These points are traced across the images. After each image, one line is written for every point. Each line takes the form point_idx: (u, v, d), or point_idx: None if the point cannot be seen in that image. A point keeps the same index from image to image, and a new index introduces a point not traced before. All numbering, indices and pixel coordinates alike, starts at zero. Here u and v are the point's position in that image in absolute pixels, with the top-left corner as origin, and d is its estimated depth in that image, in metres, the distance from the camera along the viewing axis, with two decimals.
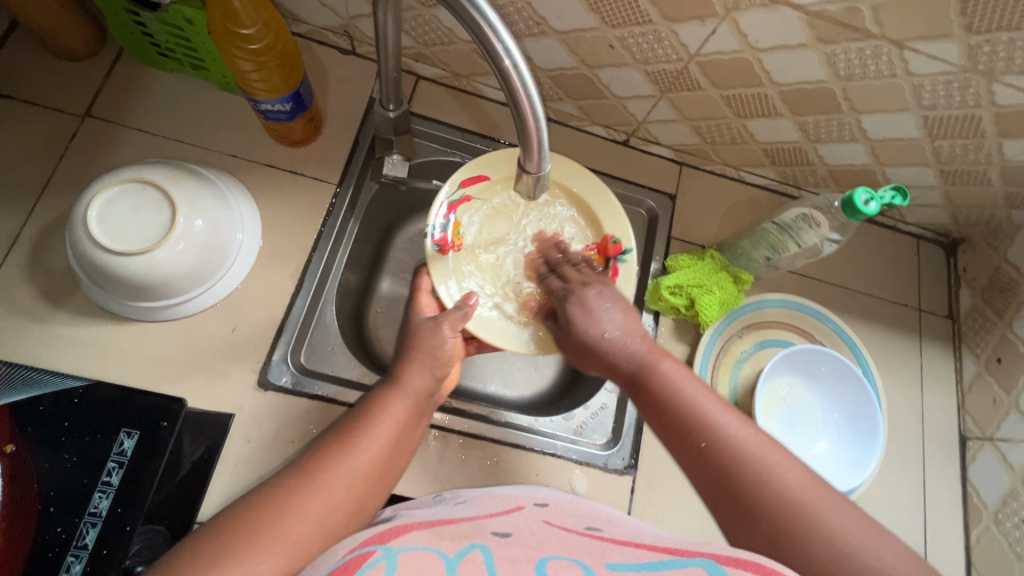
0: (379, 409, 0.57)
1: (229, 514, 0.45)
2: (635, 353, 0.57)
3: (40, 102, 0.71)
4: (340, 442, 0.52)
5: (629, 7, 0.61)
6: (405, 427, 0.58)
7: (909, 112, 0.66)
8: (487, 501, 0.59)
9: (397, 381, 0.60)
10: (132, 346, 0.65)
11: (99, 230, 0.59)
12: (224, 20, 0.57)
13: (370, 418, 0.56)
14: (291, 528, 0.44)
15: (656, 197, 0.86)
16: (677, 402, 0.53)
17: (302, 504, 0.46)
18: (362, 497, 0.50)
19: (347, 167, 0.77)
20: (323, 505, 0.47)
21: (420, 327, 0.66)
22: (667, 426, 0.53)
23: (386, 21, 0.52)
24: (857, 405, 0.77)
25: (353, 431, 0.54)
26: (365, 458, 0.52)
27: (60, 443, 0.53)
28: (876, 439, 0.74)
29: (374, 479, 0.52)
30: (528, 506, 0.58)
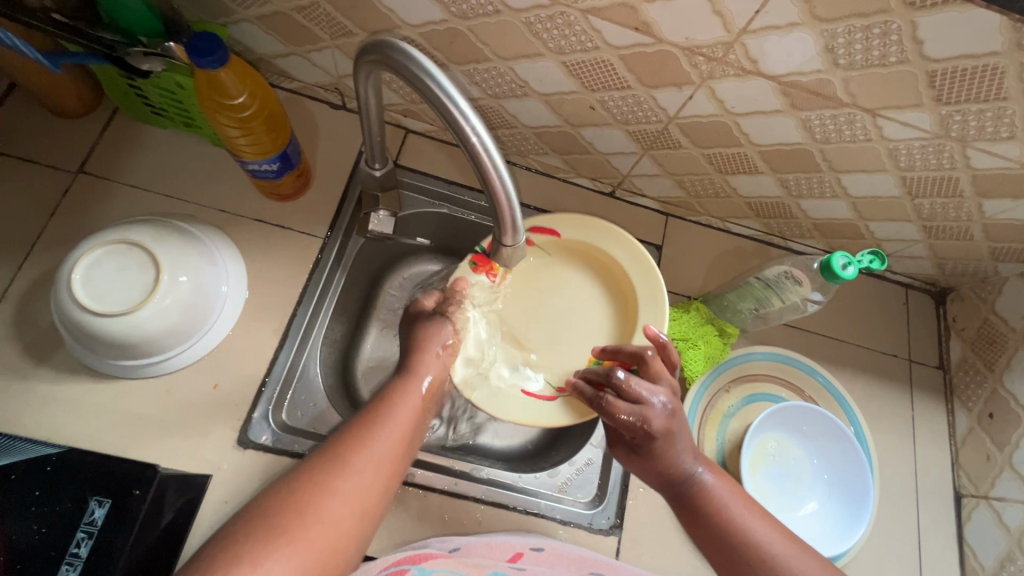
0: (399, 397, 0.56)
1: (258, 504, 0.44)
2: (693, 474, 0.60)
3: (33, 159, 0.72)
4: (365, 425, 0.52)
5: (607, 74, 0.63)
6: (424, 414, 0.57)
7: (887, 172, 0.67)
8: (485, 549, 0.62)
9: (411, 370, 0.60)
10: (112, 403, 0.65)
11: (83, 292, 0.60)
12: (212, 92, 0.59)
13: (393, 403, 0.55)
14: (334, 512, 0.45)
15: (642, 248, 0.86)
16: (724, 521, 0.57)
17: (339, 488, 0.46)
18: (392, 476, 0.50)
19: (335, 220, 0.78)
20: (357, 488, 0.47)
21: (422, 326, 0.65)
22: (713, 543, 0.58)
23: (367, 92, 0.53)
24: (848, 465, 0.76)
25: (380, 413, 0.53)
26: (393, 442, 0.51)
27: (28, 513, 0.54)
28: (866, 501, 0.73)
29: (401, 457, 0.52)
30: (526, 554, 0.61)
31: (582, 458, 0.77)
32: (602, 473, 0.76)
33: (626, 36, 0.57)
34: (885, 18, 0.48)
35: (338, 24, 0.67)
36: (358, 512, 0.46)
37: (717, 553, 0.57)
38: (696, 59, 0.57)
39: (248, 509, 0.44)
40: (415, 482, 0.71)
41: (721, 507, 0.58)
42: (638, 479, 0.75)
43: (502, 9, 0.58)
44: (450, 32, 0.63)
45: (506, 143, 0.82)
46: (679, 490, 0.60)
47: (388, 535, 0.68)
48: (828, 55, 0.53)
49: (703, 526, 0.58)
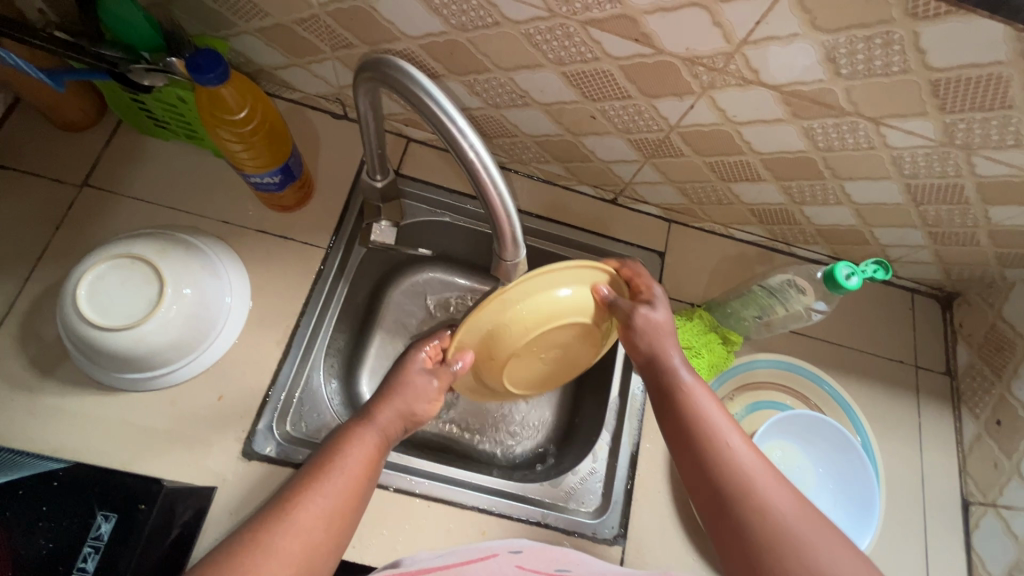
0: (350, 446, 0.57)
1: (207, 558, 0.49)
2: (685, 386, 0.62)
3: (39, 172, 0.73)
4: (308, 483, 0.54)
5: (607, 83, 0.63)
6: (376, 468, 0.58)
7: (892, 179, 0.67)
8: (463, 551, 0.64)
9: (367, 416, 0.60)
10: (117, 415, 0.66)
11: (87, 306, 0.60)
12: (213, 107, 0.60)
13: (341, 456, 0.56)
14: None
15: (645, 255, 0.86)
16: (710, 449, 0.58)
17: (274, 553, 0.49)
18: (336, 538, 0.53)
19: (338, 230, 0.78)
20: (293, 551, 0.50)
21: (401, 367, 0.64)
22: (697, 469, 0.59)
23: (367, 106, 0.54)
24: (852, 472, 0.75)
25: (326, 470, 0.55)
26: (333, 504, 0.53)
27: (35, 528, 0.52)
28: (871, 507, 0.73)
29: (346, 516, 0.54)
30: (501, 553, 0.63)
31: (586, 467, 0.77)
32: (606, 481, 0.76)
33: (626, 46, 0.56)
34: (887, 28, 0.48)
35: (339, 36, 0.67)
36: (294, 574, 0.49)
37: (691, 461, 0.59)
38: (696, 70, 0.57)
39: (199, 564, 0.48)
40: (417, 491, 0.71)
41: (703, 417, 0.60)
42: (642, 488, 0.75)
43: (501, 21, 0.58)
44: (449, 43, 0.63)
45: (508, 151, 0.82)
46: (662, 390, 0.63)
47: (391, 546, 0.68)
48: (829, 64, 0.53)
49: (679, 427, 0.61)
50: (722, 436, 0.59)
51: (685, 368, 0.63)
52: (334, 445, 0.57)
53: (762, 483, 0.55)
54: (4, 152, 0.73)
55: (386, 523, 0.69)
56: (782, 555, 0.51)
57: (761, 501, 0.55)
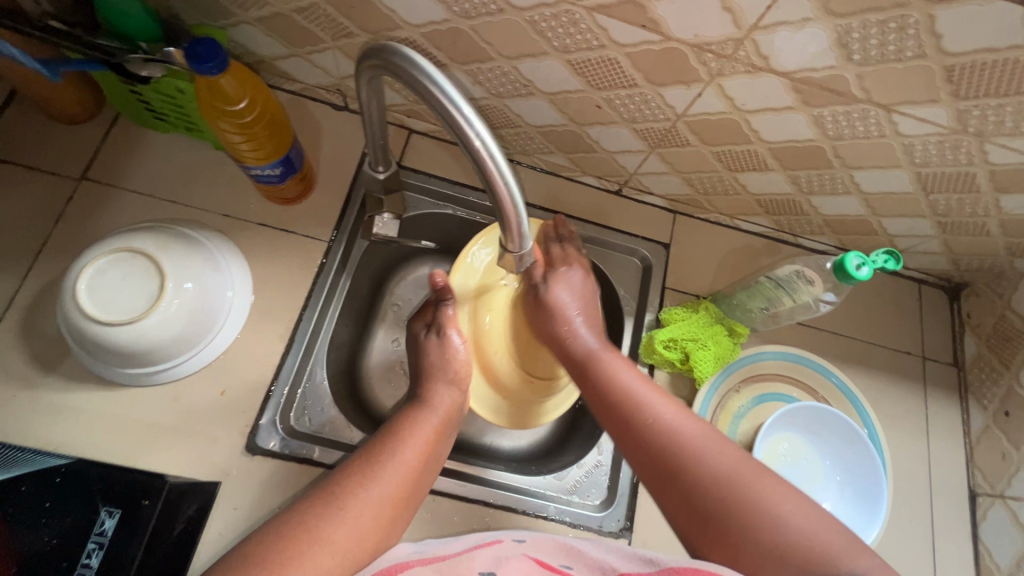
0: (409, 430, 0.59)
1: (253, 542, 0.45)
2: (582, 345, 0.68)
3: (36, 166, 0.72)
4: (369, 464, 0.54)
5: (613, 72, 0.61)
6: (433, 450, 0.59)
7: (902, 168, 0.66)
8: (467, 541, 0.59)
9: (426, 402, 0.63)
10: (119, 411, 0.65)
11: (89, 301, 0.60)
12: (213, 98, 0.59)
13: (399, 440, 0.57)
14: (330, 559, 0.45)
15: (650, 246, 0.85)
16: (617, 392, 0.62)
17: (337, 535, 0.47)
18: (391, 523, 0.52)
19: (340, 222, 0.78)
20: (358, 527, 0.49)
21: (426, 347, 0.68)
22: (614, 415, 0.61)
23: (370, 98, 0.53)
24: (850, 448, 0.75)
25: (385, 451, 0.55)
26: (394, 484, 0.53)
27: (39, 523, 0.51)
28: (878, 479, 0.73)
29: (402, 500, 0.54)
30: (506, 541, 0.59)
31: (591, 459, 0.77)
32: (612, 474, 0.76)
33: (633, 33, 0.55)
34: (902, 12, 0.47)
35: (339, 24, 0.65)
36: (354, 556, 0.47)
37: (624, 428, 0.60)
38: (705, 57, 0.56)
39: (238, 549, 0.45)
40: None
41: (630, 386, 0.62)
42: None
43: (506, 8, 0.57)
44: (452, 31, 0.62)
45: (511, 142, 0.81)
46: (586, 368, 0.66)
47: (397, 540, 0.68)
48: (842, 50, 0.51)
49: (611, 399, 0.62)
50: (633, 390, 0.61)
51: (593, 339, 0.68)
52: (391, 432, 0.59)
53: (691, 435, 0.56)
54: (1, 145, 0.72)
55: None
56: (726, 491, 0.52)
57: (693, 449, 0.55)
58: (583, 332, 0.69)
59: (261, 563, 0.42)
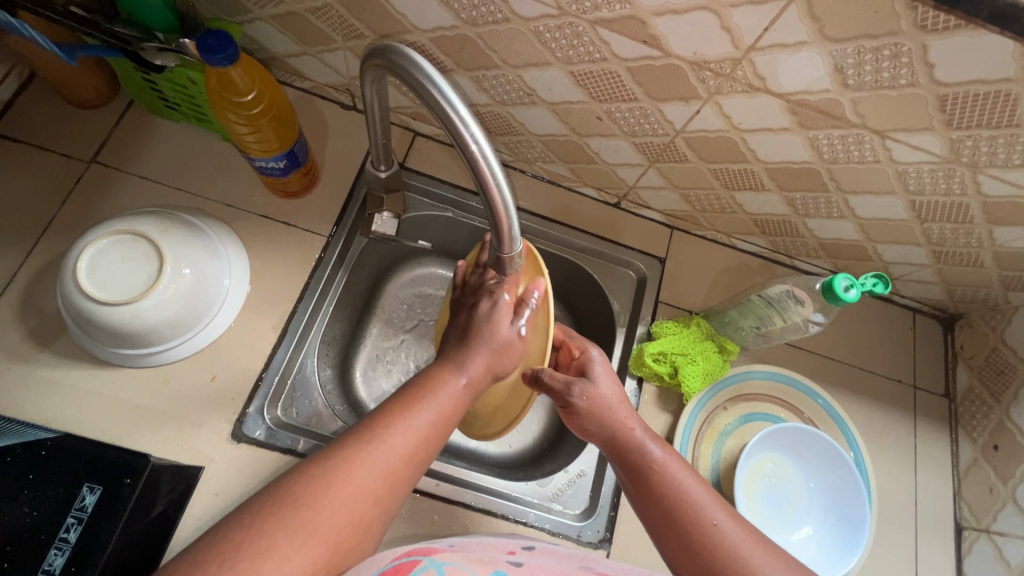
0: (431, 390, 0.51)
1: (282, 477, 0.42)
2: (650, 451, 0.58)
3: (48, 147, 0.73)
4: (407, 404, 0.49)
5: (615, 85, 0.63)
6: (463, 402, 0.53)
7: (896, 195, 0.66)
8: (478, 541, 0.58)
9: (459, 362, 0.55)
10: (110, 390, 0.66)
11: (87, 280, 0.61)
12: (221, 88, 0.60)
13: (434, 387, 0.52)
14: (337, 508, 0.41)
15: (645, 260, 0.86)
16: (679, 504, 0.54)
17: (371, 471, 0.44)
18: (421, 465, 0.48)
19: (340, 219, 0.79)
20: (392, 465, 0.45)
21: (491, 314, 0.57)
22: (672, 529, 0.54)
23: (372, 96, 0.54)
24: (826, 462, 0.75)
25: (421, 396, 0.51)
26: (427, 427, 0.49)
27: (19, 496, 0.51)
28: (858, 489, 0.73)
29: (432, 444, 0.49)
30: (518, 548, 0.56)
31: (576, 468, 0.77)
32: (594, 485, 0.76)
33: (634, 48, 0.57)
34: (895, 40, 0.48)
35: (350, 25, 0.67)
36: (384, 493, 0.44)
37: (677, 548, 0.53)
38: (704, 74, 0.57)
39: (266, 488, 0.41)
40: None
41: (692, 498, 0.55)
42: None
43: (512, 17, 0.58)
44: (459, 38, 0.64)
45: (513, 150, 0.82)
46: (644, 480, 0.57)
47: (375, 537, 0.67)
48: (837, 75, 0.53)
49: (666, 517, 0.54)
50: (703, 509, 0.54)
51: (652, 442, 0.59)
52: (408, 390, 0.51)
53: (755, 556, 0.50)
54: (16, 125, 0.74)
55: None
56: None
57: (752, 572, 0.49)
58: (641, 433, 0.59)
59: (249, 526, 0.38)
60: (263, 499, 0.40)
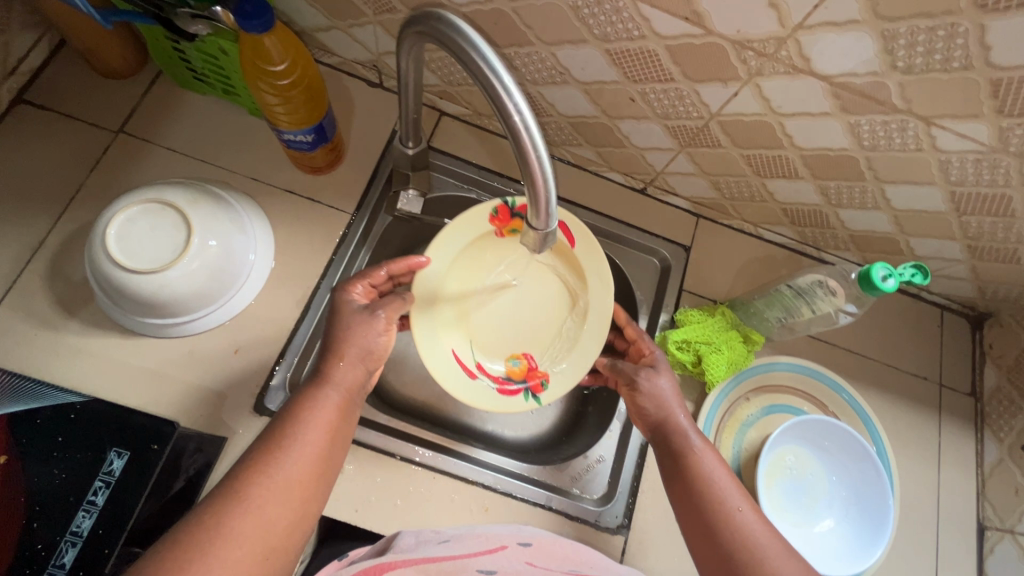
0: (313, 407, 0.54)
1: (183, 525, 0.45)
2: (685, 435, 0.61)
3: (76, 116, 0.73)
4: (275, 449, 0.50)
5: (652, 65, 0.61)
6: (339, 428, 0.55)
7: (935, 185, 0.65)
8: (468, 541, 0.59)
9: (323, 378, 0.56)
10: (135, 359, 0.66)
11: (116, 247, 0.60)
12: (255, 57, 0.60)
13: (303, 423, 0.53)
14: (238, 550, 0.45)
15: (670, 248, 0.85)
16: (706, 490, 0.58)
17: (238, 532, 0.45)
18: (305, 505, 0.50)
19: (364, 197, 0.78)
20: (279, 490, 0.48)
21: (349, 317, 0.59)
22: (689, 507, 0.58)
23: (408, 67, 0.53)
24: (843, 450, 0.74)
25: (286, 436, 0.51)
26: (301, 467, 0.50)
27: (51, 458, 0.52)
28: (875, 475, 0.72)
29: (313, 481, 0.51)
30: (511, 547, 0.58)
31: (595, 454, 0.76)
32: (613, 470, 0.75)
33: (675, 26, 0.55)
34: (951, 20, 0.46)
35: None
36: (262, 550, 0.46)
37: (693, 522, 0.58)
38: (745, 54, 0.56)
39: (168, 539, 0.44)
40: (421, 461, 0.71)
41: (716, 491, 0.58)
42: (649, 480, 0.74)
43: None
44: (494, 13, 0.63)
45: None
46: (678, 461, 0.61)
47: (395, 512, 0.68)
48: (886, 56, 0.51)
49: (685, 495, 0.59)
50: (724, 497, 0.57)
51: (694, 431, 0.62)
52: (296, 407, 0.54)
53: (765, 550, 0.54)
54: (45, 92, 0.74)
55: (391, 489, 0.69)
56: None
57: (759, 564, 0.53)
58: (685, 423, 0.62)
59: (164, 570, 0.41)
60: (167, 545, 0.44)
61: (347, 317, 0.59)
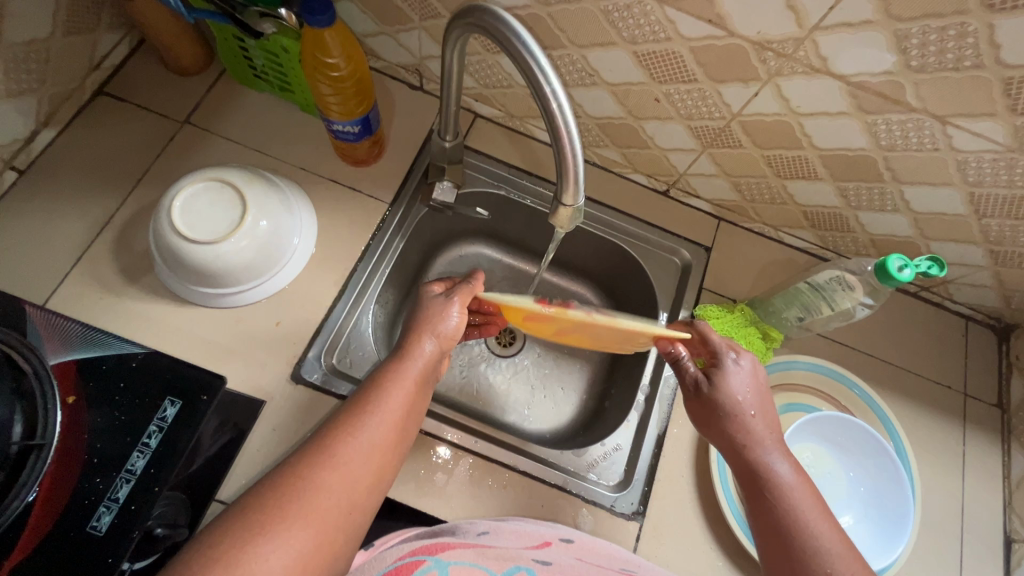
0: (393, 378, 0.57)
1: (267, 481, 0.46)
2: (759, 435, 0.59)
3: (148, 107, 0.81)
4: (357, 411, 0.53)
5: (677, 66, 0.66)
6: (416, 400, 0.58)
7: (954, 187, 0.66)
8: (512, 535, 0.59)
9: (405, 352, 0.60)
10: (186, 326, 0.72)
11: (180, 219, 0.67)
12: (315, 51, 0.66)
13: (385, 389, 0.56)
14: (324, 501, 0.45)
15: (691, 248, 0.87)
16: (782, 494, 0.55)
17: (324, 483, 0.46)
18: (382, 469, 0.52)
19: (401, 189, 0.84)
20: (365, 452, 0.50)
21: (430, 302, 0.66)
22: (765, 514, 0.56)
23: (452, 60, 0.59)
24: (865, 451, 0.74)
25: (369, 400, 0.54)
26: (384, 431, 0.53)
27: (112, 401, 0.57)
28: (896, 477, 0.72)
29: (391, 445, 0.53)
30: (555, 542, 0.59)
31: (612, 442, 0.78)
32: (629, 459, 0.77)
33: (699, 28, 0.60)
34: (961, 19, 0.49)
35: (429, 5, 0.73)
36: (347, 502, 0.47)
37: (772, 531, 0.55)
38: (765, 55, 0.60)
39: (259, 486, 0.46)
40: (445, 438, 0.74)
41: (786, 487, 0.56)
42: (665, 470, 0.75)
43: None
44: (530, 17, 0.68)
45: None
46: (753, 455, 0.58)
47: (417, 484, 0.71)
48: (900, 56, 0.54)
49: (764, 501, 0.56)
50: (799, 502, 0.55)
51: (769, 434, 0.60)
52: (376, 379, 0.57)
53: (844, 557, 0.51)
54: (122, 85, 0.82)
55: (414, 462, 0.72)
56: None
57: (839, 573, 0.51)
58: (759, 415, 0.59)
59: (253, 515, 0.42)
60: (256, 492, 0.45)
61: (430, 306, 0.66)
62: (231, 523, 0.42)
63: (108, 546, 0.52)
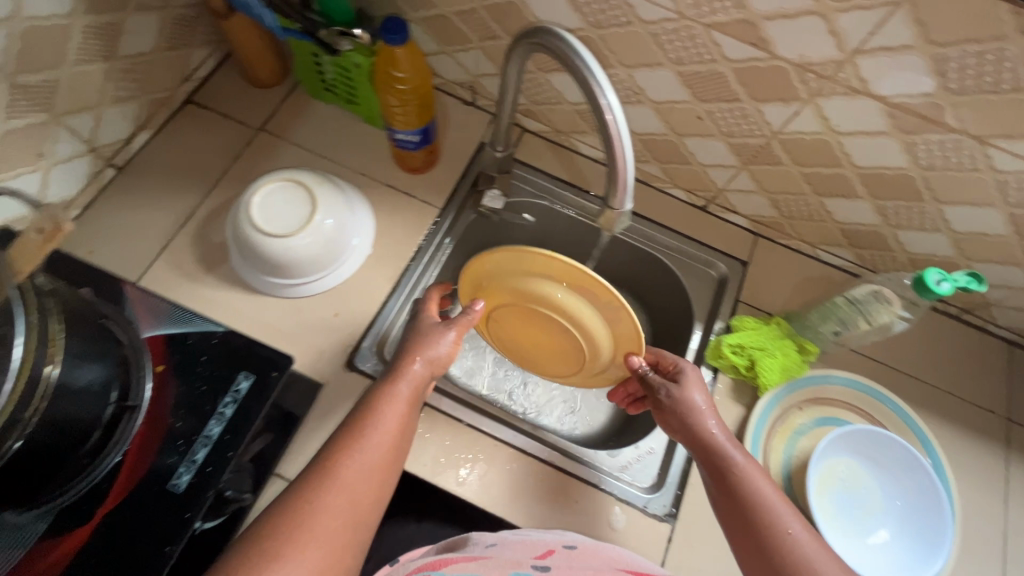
0: (387, 399, 0.60)
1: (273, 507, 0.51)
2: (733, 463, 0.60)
3: (229, 115, 0.90)
4: (353, 433, 0.56)
5: (720, 86, 0.70)
6: (407, 420, 0.60)
7: (995, 208, 0.68)
8: (517, 545, 0.61)
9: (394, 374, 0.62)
10: (253, 312, 0.78)
11: (257, 214, 0.74)
12: (387, 66, 0.73)
13: (377, 410, 0.59)
14: (330, 524, 0.50)
15: (728, 262, 0.90)
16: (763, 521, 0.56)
17: (329, 505, 0.51)
18: (383, 482, 0.55)
19: (452, 195, 0.89)
20: (360, 474, 0.54)
21: (422, 328, 0.67)
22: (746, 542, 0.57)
23: (512, 75, 0.64)
24: (899, 464, 0.74)
25: (365, 422, 0.57)
26: (380, 452, 0.56)
27: (195, 372, 0.63)
28: (931, 488, 0.72)
29: (389, 461, 0.56)
30: (558, 550, 0.60)
31: (646, 445, 0.80)
32: (663, 463, 0.79)
33: (743, 50, 0.64)
34: (999, 45, 0.53)
35: (489, 28, 0.80)
36: (349, 522, 0.51)
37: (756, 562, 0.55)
38: (806, 76, 0.63)
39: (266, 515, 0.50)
40: (486, 431, 0.76)
41: (765, 507, 0.56)
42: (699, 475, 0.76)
43: (634, 20, 0.67)
44: (583, 40, 0.74)
45: None
46: (728, 488, 0.60)
47: (457, 472, 0.74)
48: (939, 79, 0.57)
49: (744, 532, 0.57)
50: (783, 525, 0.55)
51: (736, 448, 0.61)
52: (368, 400, 0.60)
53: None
54: (207, 95, 0.91)
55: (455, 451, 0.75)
56: None
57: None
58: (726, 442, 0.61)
59: (266, 540, 0.47)
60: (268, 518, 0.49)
61: (426, 328, 0.67)
62: (248, 548, 0.47)
63: (187, 501, 0.58)
